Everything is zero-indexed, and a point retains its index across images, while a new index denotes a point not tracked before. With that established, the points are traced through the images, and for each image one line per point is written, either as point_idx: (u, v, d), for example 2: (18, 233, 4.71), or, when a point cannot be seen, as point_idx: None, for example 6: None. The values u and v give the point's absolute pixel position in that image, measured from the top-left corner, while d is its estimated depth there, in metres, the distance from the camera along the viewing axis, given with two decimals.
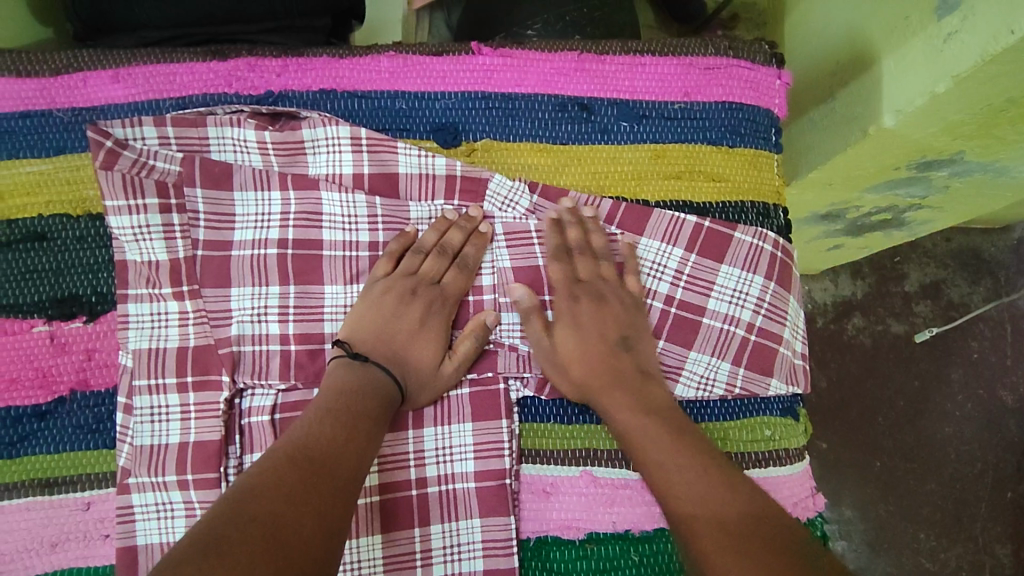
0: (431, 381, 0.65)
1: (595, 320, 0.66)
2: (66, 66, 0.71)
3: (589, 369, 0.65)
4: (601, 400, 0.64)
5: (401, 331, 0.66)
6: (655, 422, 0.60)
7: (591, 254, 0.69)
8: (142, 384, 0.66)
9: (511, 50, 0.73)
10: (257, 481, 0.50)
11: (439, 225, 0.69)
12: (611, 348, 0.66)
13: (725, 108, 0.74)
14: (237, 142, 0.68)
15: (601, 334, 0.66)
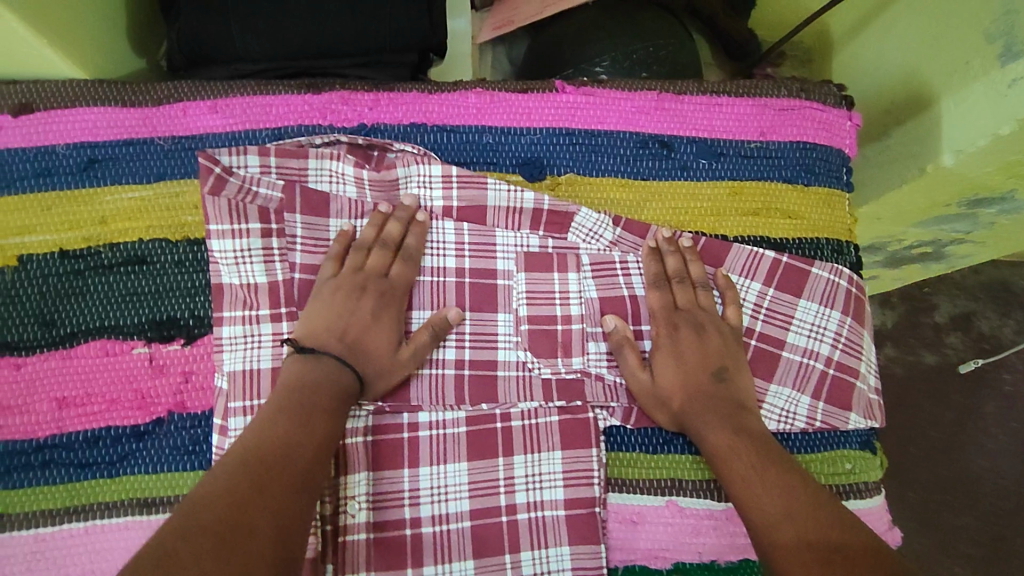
0: (390, 369, 0.65)
1: (697, 349, 0.67)
2: (167, 97, 0.74)
3: (687, 394, 0.66)
4: (697, 425, 0.65)
5: (357, 325, 0.65)
6: (751, 447, 0.62)
7: (690, 283, 0.70)
8: (238, 405, 0.67)
9: (594, 89, 0.76)
10: (213, 485, 0.51)
11: (375, 220, 0.69)
12: (711, 374, 0.67)
13: (800, 148, 0.77)
14: (334, 174, 0.71)
15: (702, 362, 0.67)
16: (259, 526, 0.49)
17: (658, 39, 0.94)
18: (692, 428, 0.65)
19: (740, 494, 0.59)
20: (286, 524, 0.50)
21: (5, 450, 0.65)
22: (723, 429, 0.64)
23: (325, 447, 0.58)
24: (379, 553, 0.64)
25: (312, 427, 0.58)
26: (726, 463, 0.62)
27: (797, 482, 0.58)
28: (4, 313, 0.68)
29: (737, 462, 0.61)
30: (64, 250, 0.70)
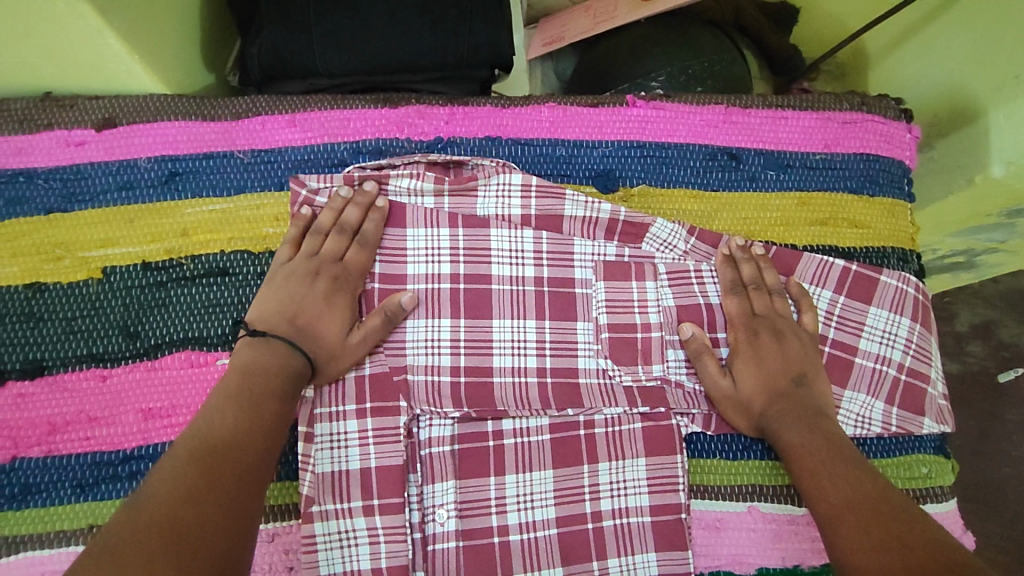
0: (335, 355, 0.64)
1: (777, 353, 0.68)
2: (245, 111, 0.75)
3: (768, 397, 0.67)
4: (778, 426, 0.65)
5: (308, 309, 0.65)
6: (830, 448, 0.62)
7: (766, 290, 0.71)
8: (323, 412, 0.66)
9: (664, 103, 0.78)
10: (159, 483, 0.48)
11: (335, 204, 0.69)
12: (791, 378, 0.68)
13: (863, 160, 0.79)
14: (412, 190, 0.71)
15: (783, 366, 0.68)
16: (206, 506, 0.48)
17: (712, 55, 0.96)
18: (772, 429, 0.66)
19: (814, 490, 0.60)
20: (230, 507, 0.49)
21: (93, 461, 0.64)
22: (803, 429, 0.64)
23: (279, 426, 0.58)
24: (470, 560, 0.65)
25: (263, 407, 0.57)
26: (802, 460, 0.62)
27: (872, 482, 0.59)
28: (88, 326, 0.68)
29: (814, 461, 0.62)
30: (147, 262, 0.70)
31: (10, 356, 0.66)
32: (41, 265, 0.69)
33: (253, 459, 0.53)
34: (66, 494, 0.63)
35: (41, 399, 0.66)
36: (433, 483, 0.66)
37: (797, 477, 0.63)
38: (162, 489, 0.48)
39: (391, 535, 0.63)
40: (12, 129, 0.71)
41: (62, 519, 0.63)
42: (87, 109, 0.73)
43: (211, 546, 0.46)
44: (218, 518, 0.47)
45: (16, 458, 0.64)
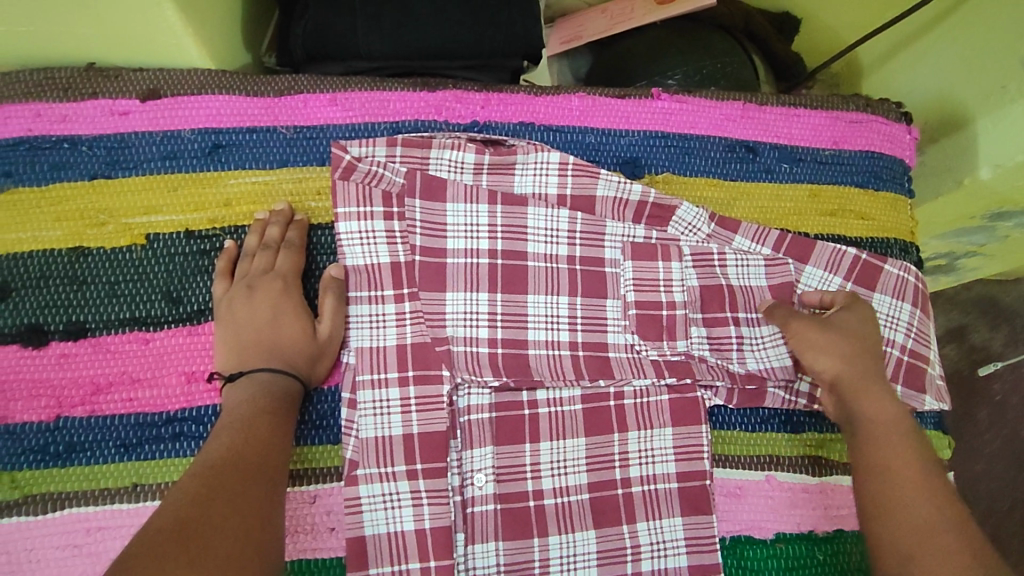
0: (312, 353, 0.67)
1: (875, 326, 0.71)
2: (287, 88, 0.76)
3: (855, 362, 0.68)
4: (855, 393, 0.67)
5: (260, 328, 0.66)
6: (906, 435, 0.65)
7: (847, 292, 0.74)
8: (366, 379, 0.68)
9: (687, 97, 0.83)
10: (181, 495, 0.53)
11: (256, 229, 0.71)
12: (869, 351, 0.70)
13: (868, 156, 0.85)
14: (454, 164, 0.74)
15: (863, 341, 0.70)
16: (211, 518, 0.51)
17: (724, 58, 1.03)
18: (852, 398, 0.67)
19: (884, 462, 0.63)
20: (238, 501, 0.54)
21: (136, 422, 0.65)
22: (880, 404, 0.66)
23: (275, 443, 0.61)
24: (507, 523, 0.67)
25: (254, 427, 0.60)
26: (877, 442, 0.65)
27: (936, 469, 0.63)
28: (131, 291, 0.69)
29: (881, 436, 0.65)
30: (189, 230, 0.71)
31: (52, 317, 0.67)
32: (84, 230, 0.70)
33: (252, 479, 0.56)
34: (109, 453, 0.64)
35: (83, 359, 0.66)
36: (472, 449, 0.69)
37: (863, 453, 0.65)
38: (146, 532, 0.49)
39: (434, 497, 0.66)
40: (55, 96, 0.72)
41: (105, 477, 0.64)
42: (131, 80, 0.74)
43: (226, 539, 0.51)
44: (228, 513, 0.52)
45: (59, 417, 0.65)
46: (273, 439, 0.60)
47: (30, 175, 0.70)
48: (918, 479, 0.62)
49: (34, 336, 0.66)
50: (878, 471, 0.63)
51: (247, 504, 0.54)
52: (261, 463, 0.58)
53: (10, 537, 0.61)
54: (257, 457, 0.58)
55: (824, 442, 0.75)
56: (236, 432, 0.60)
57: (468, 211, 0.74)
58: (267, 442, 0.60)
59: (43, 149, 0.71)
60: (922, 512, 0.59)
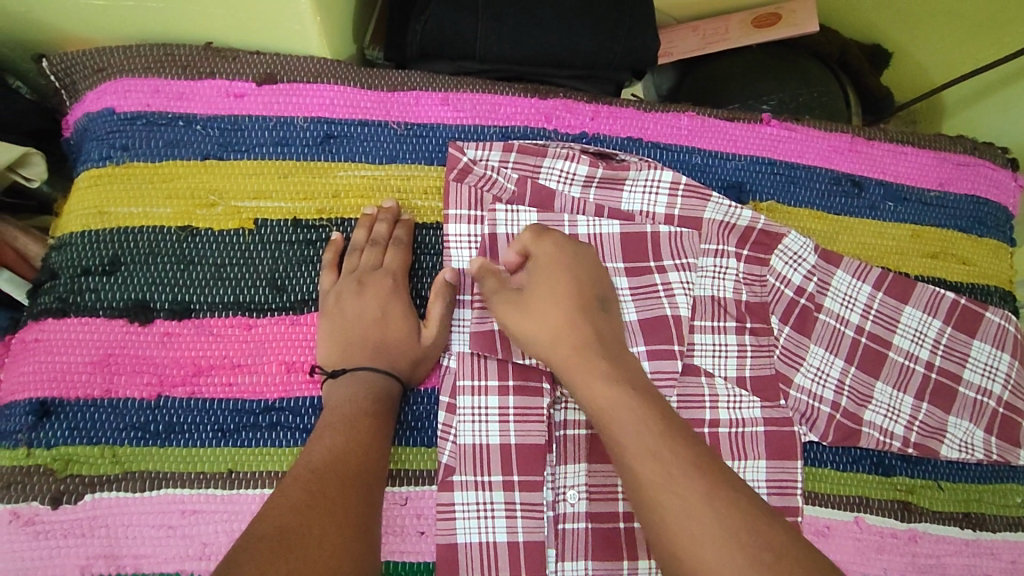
0: (416, 357, 0.66)
1: (550, 285, 0.63)
2: (401, 84, 0.76)
3: (556, 338, 0.60)
4: (577, 376, 0.58)
5: (367, 325, 0.66)
6: (641, 401, 0.55)
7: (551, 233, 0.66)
8: (466, 384, 0.67)
9: (795, 125, 0.82)
10: (282, 500, 0.52)
11: (364, 223, 0.70)
12: (574, 306, 0.62)
13: (973, 201, 0.84)
14: (564, 174, 0.74)
15: (553, 292, 0.62)
16: (313, 525, 0.50)
17: (821, 87, 1.02)
18: (571, 380, 0.59)
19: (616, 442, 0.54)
20: (337, 508, 0.53)
21: (235, 408, 0.65)
22: (594, 373, 0.58)
23: (373, 447, 0.60)
24: (599, 543, 0.66)
25: (356, 429, 0.60)
26: (606, 422, 0.55)
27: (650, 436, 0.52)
28: (237, 275, 0.68)
29: (619, 410, 0.55)
30: (297, 218, 0.71)
31: (158, 295, 0.67)
32: (194, 210, 0.69)
33: (351, 485, 0.55)
34: (207, 437, 0.64)
35: (186, 339, 0.66)
36: (567, 464, 0.68)
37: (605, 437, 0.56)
38: (249, 538, 0.48)
39: (528, 511, 0.65)
40: (175, 74, 0.72)
41: (203, 461, 0.63)
42: (249, 62, 0.73)
43: (328, 545, 0.49)
44: (330, 520, 0.51)
45: (160, 396, 0.64)
46: (371, 443, 0.60)
47: (145, 150, 0.70)
48: (643, 444, 0.52)
49: (140, 312, 0.66)
50: (624, 447, 0.53)
51: (346, 513, 0.53)
52: (360, 469, 0.57)
53: (108, 511, 0.60)
54: (355, 461, 0.57)
55: (915, 487, 0.74)
56: (336, 435, 0.59)
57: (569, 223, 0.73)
58: (366, 447, 0.59)
59: (159, 126, 0.71)
60: (668, 476, 0.50)
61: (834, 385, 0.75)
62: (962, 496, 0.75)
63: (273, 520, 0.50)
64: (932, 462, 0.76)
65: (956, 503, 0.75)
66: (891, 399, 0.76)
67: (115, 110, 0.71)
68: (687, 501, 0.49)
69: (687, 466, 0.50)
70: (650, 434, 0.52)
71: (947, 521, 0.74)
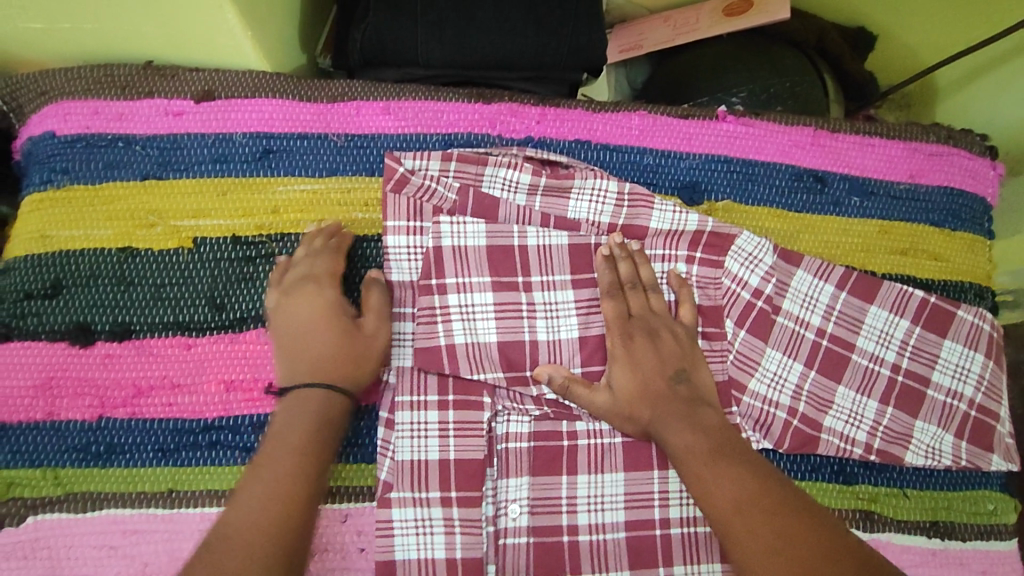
0: (362, 366, 0.63)
1: (652, 355, 0.67)
2: (341, 94, 0.75)
3: (633, 401, 0.65)
4: (661, 426, 0.64)
5: (307, 339, 0.63)
6: (709, 440, 0.62)
7: (642, 288, 0.70)
8: (405, 400, 0.67)
9: (753, 120, 0.79)
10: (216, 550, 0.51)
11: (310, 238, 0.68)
12: (672, 375, 0.66)
13: (946, 193, 0.80)
14: (508, 183, 0.73)
15: (660, 368, 0.66)
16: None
17: (795, 76, 0.97)
18: (656, 432, 0.64)
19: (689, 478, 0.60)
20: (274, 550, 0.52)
21: (174, 428, 0.65)
22: (683, 426, 0.63)
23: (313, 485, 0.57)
24: (541, 558, 0.66)
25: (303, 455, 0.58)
26: (683, 463, 0.61)
27: (734, 474, 0.59)
28: (176, 294, 0.68)
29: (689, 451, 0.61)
30: (236, 235, 0.71)
31: (99, 316, 0.67)
32: (134, 231, 0.70)
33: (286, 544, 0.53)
34: (148, 456, 0.65)
35: (128, 360, 0.67)
36: (508, 477, 0.68)
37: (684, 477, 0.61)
38: None
39: (467, 526, 0.65)
40: (114, 94, 0.72)
41: (143, 481, 0.64)
42: (188, 79, 0.73)
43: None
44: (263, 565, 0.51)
45: (101, 417, 0.65)
46: (312, 485, 0.57)
47: (86, 172, 0.71)
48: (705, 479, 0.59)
49: (81, 334, 0.67)
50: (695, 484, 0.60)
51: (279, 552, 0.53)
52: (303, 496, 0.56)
53: (50, 533, 0.63)
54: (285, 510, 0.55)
55: (879, 496, 0.72)
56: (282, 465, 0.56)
57: (518, 234, 0.71)
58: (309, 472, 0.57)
59: (100, 147, 0.71)
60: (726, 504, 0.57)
61: (791, 392, 0.72)
62: (930, 504, 0.72)
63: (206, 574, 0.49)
64: (897, 469, 0.73)
65: (923, 511, 0.72)
66: (853, 404, 0.72)
67: (56, 133, 0.71)
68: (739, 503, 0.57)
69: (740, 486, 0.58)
70: (718, 467, 0.59)
71: (913, 530, 0.71)
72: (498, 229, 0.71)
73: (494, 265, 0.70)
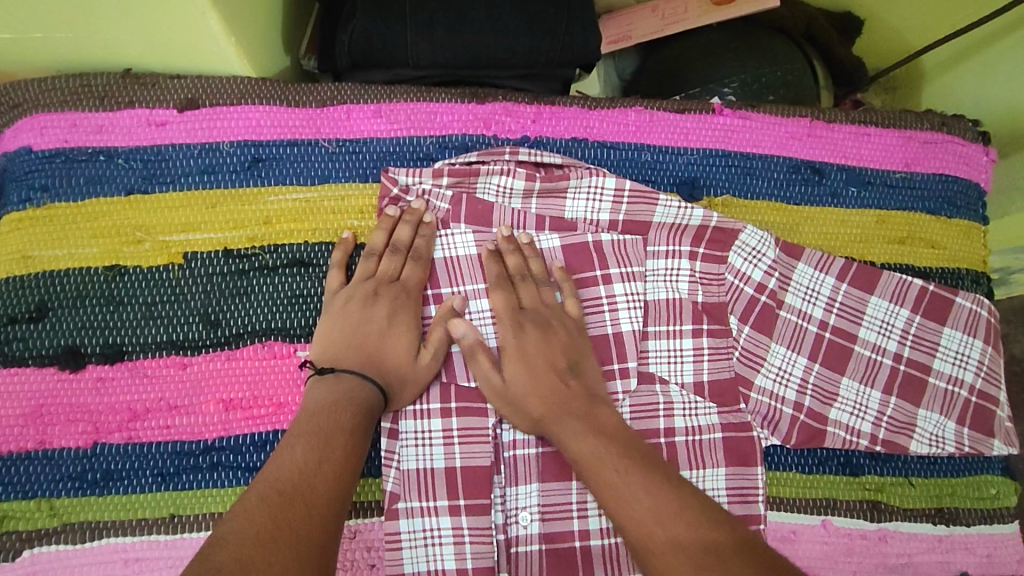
0: (407, 376, 0.64)
1: (541, 348, 0.65)
2: (330, 98, 0.73)
3: (524, 401, 0.64)
4: (561, 432, 0.62)
5: (367, 335, 0.64)
6: (606, 444, 0.60)
7: (533, 280, 0.69)
8: (408, 409, 0.66)
9: (749, 112, 0.78)
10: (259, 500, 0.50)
11: (347, 243, 0.68)
12: (564, 369, 0.65)
13: (941, 180, 0.80)
14: (502, 189, 0.71)
15: (549, 363, 0.65)
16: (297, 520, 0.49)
17: (786, 64, 0.97)
18: (562, 440, 0.62)
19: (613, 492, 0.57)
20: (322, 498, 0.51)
21: (173, 451, 0.64)
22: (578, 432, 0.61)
23: (348, 471, 0.55)
24: (554, 564, 0.65)
25: (339, 414, 0.58)
26: (595, 472, 0.58)
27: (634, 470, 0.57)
28: (168, 312, 0.66)
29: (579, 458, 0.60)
30: (228, 249, 0.68)
31: (89, 339, 0.65)
32: (120, 248, 0.67)
33: (321, 516, 0.50)
34: (147, 481, 0.63)
35: (121, 383, 0.64)
36: (516, 485, 0.67)
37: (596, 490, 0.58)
38: (221, 535, 0.46)
39: (477, 535, 0.64)
40: (92, 106, 0.69)
41: (143, 507, 0.62)
42: (169, 88, 0.70)
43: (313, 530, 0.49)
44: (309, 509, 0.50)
45: (96, 444, 0.63)
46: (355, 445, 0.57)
47: (66, 189, 0.68)
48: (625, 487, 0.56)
49: (71, 359, 0.64)
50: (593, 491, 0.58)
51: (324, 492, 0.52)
52: (348, 452, 0.56)
53: (49, 565, 0.61)
54: (331, 483, 0.53)
55: (885, 485, 0.72)
56: (315, 431, 0.56)
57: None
58: (349, 432, 0.57)
59: (80, 162, 0.69)
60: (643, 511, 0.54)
61: (796, 386, 0.72)
62: (934, 491, 0.73)
63: (243, 520, 0.48)
64: (902, 458, 0.73)
65: (929, 499, 0.73)
66: (857, 396, 0.73)
67: (33, 148, 0.68)
68: (636, 498, 0.55)
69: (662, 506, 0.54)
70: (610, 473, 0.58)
71: (919, 517, 0.72)
72: (490, 236, 0.70)
73: (487, 271, 0.70)
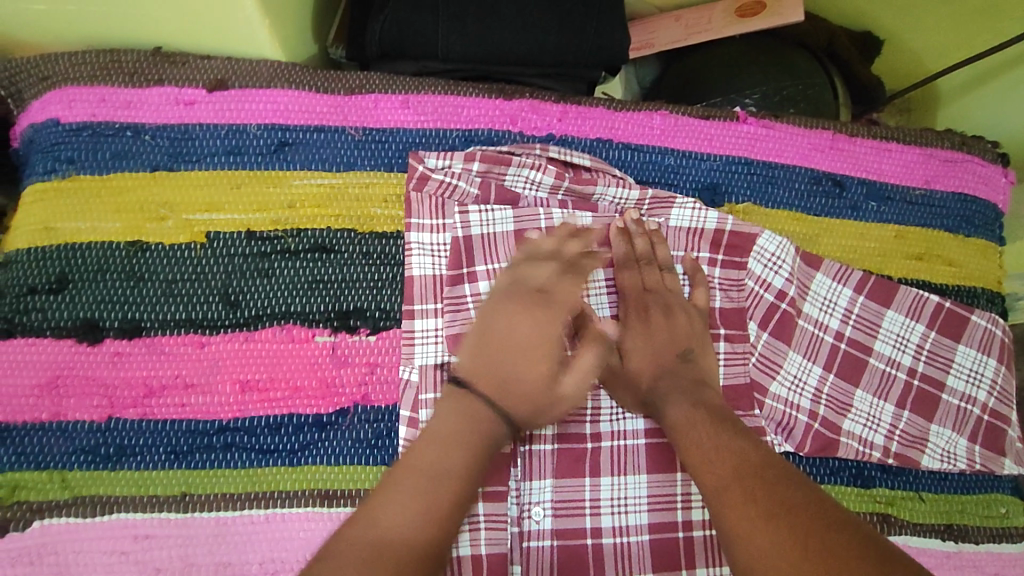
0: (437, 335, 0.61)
1: (665, 329, 0.68)
2: (359, 86, 0.73)
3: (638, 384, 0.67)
4: (662, 395, 0.64)
5: None
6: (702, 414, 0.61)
7: (658, 266, 0.70)
8: (429, 398, 0.65)
9: (774, 123, 0.79)
10: None
11: None
12: (682, 351, 0.67)
13: (960, 199, 0.81)
14: (531, 181, 0.71)
15: (671, 342, 0.67)
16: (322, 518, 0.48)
17: (807, 78, 0.97)
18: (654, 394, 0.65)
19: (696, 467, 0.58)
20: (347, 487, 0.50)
21: (187, 430, 0.63)
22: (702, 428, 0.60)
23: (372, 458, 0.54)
24: (565, 561, 0.65)
25: None
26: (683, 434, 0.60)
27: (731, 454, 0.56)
28: (188, 290, 0.66)
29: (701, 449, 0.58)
30: (251, 230, 0.68)
31: (108, 313, 0.65)
32: (144, 224, 0.67)
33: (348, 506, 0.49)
34: (160, 459, 0.63)
35: (138, 359, 0.64)
36: (531, 480, 0.66)
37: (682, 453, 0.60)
38: None
39: (492, 522, 0.64)
40: (122, 82, 0.69)
41: (155, 484, 0.62)
42: (200, 68, 0.70)
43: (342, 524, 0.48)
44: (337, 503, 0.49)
45: (111, 418, 0.63)
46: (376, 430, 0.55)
47: (93, 162, 0.68)
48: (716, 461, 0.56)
49: (88, 332, 0.64)
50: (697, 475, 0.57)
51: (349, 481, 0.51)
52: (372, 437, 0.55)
53: (57, 538, 0.60)
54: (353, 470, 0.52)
55: (895, 499, 0.72)
56: None
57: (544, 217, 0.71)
58: None
59: (107, 136, 0.69)
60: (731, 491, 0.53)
61: (811, 394, 0.72)
62: (944, 507, 0.73)
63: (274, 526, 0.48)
64: (912, 473, 0.73)
65: (938, 514, 0.73)
66: (871, 408, 0.73)
67: (60, 120, 0.68)
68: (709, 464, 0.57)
69: (781, 507, 0.50)
70: (710, 440, 0.58)
71: (928, 533, 0.72)
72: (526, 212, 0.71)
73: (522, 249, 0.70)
